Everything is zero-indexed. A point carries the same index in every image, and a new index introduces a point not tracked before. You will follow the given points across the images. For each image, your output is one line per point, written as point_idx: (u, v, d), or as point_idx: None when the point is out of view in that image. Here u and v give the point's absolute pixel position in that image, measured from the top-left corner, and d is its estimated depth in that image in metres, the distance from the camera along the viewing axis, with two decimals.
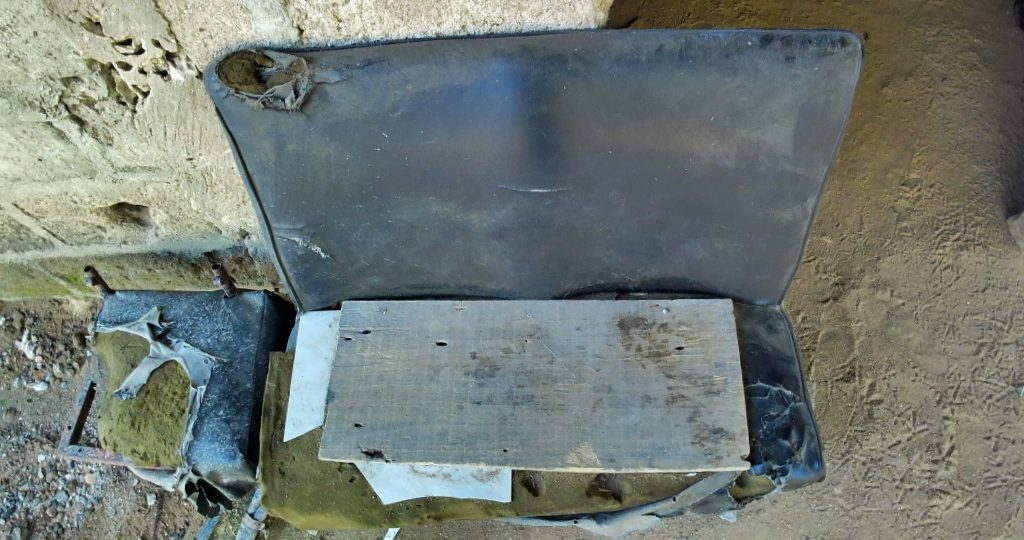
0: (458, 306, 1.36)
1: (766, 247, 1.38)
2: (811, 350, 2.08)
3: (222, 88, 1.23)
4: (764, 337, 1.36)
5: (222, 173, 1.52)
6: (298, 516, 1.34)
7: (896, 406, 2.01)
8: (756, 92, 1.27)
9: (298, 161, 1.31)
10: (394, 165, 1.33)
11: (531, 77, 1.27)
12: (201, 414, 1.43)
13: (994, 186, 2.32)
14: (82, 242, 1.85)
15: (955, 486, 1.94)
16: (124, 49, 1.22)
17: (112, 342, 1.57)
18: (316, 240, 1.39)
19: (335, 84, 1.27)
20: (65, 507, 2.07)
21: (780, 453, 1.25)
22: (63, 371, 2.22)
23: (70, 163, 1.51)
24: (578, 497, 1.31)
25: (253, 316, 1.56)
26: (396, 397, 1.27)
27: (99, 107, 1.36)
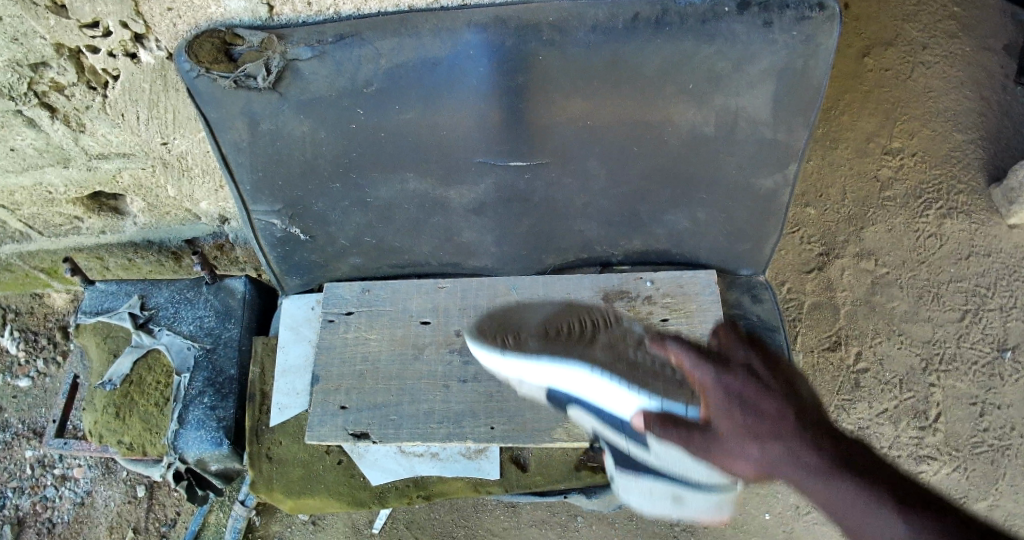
0: (441, 284, 1.35)
1: (746, 216, 1.41)
2: (796, 320, 2.08)
3: (192, 67, 1.18)
4: (747, 308, 1.39)
5: (198, 157, 1.50)
6: (286, 501, 1.33)
7: (882, 374, 2.01)
8: (735, 57, 1.24)
9: (273, 140, 1.29)
10: (372, 141, 1.31)
11: (505, 47, 1.23)
12: (185, 402, 1.41)
13: (977, 153, 2.32)
14: (60, 233, 1.82)
15: (942, 451, 1.95)
16: (92, 32, 1.17)
17: (94, 333, 1.55)
18: (294, 221, 1.40)
19: (307, 60, 1.22)
20: (55, 502, 2.06)
21: None
22: (48, 365, 2.19)
23: (43, 153, 1.46)
24: (566, 472, 1.30)
25: (235, 302, 1.54)
26: (381, 377, 1.26)
27: (69, 93, 1.31)
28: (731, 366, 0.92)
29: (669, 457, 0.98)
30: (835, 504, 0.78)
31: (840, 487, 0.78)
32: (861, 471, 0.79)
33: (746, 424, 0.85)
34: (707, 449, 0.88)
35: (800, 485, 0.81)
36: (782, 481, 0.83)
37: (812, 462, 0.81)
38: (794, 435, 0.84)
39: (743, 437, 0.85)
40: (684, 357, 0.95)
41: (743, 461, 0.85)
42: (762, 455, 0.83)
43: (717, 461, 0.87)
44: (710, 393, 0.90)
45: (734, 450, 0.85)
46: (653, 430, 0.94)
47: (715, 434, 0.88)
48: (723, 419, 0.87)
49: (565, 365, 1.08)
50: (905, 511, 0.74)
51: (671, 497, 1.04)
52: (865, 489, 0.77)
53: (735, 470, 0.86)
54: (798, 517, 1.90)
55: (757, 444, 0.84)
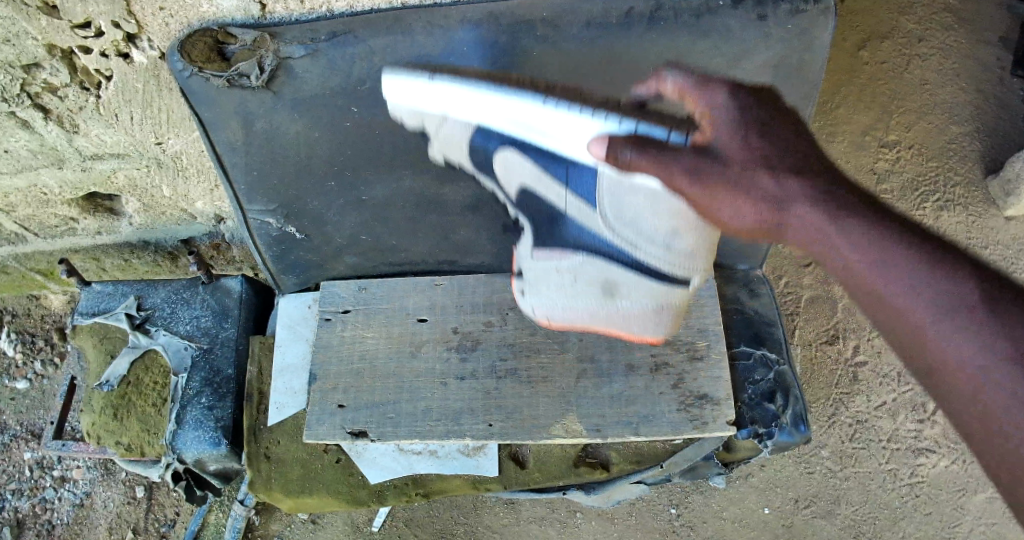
0: (438, 281, 1.35)
1: None
2: (793, 314, 2.01)
3: (185, 67, 1.16)
4: (746, 302, 1.36)
5: (193, 157, 1.49)
6: (285, 500, 1.33)
7: (881, 367, 1.96)
8: (729, 54, 1.25)
9: (268, 141, 1.29)
10: (366, 139, 1.30)
11: (499, 44, 1.23)
12: (183, 402, 1.41)
13: (975, 145, 2.32)
14: (56, 234, 1.81)
15: (941, 443, 1.91)
16: (84, 32, 1.16)
17: (91, 334, 1.54)
18: (290, 220, 1.39)
19: (301, 58, 1.21)
20: (54, 503, 2.06)
21: (765, 417, 1.26)
22: (45, 367, 2.19)
23: (37, 154, 1.46)
24: (565, 469, 1.31)
25: (232, 301, 1.54)
26: (379, 375, 1.26)
27: (62, 94, 1.30)
28: (743, 93, 0.88)
29: (623, 215, 1.06)
30: (851, 247, 0.77)
31: (857, 229, 0.77)
32: (876, 213, 0.79)
33: (760, 154, 0.82)
34: (700, 182, 0.85)
35: (813, 229, 0.79)
36: (788, 223, 0.82)
37: (836, 204, 0.79)
38: (815, 179, 0.81)
39: (755, 168, 0.82)
40: (682, 82, 0.92)
41: (748, 194, 0.82)
42: (778, 189, 0.81)
43: (706, 197, 0.86)
44: (717, 119, 0.86)
45: (743, 181, 0.82)
46: (620, 154, 0.89)
47: (724, 164, 0.83)
48: (730, 148, 0.84)
49: (529, 101, 1.04)
50: (917, 252, 0.77)
51: (603, 282, 1.14)
52: (881, 234, 0.77)
53: (731, 204, 0.84)
54: (798, 510, 1.90)
55: (771, 176, 0.81)
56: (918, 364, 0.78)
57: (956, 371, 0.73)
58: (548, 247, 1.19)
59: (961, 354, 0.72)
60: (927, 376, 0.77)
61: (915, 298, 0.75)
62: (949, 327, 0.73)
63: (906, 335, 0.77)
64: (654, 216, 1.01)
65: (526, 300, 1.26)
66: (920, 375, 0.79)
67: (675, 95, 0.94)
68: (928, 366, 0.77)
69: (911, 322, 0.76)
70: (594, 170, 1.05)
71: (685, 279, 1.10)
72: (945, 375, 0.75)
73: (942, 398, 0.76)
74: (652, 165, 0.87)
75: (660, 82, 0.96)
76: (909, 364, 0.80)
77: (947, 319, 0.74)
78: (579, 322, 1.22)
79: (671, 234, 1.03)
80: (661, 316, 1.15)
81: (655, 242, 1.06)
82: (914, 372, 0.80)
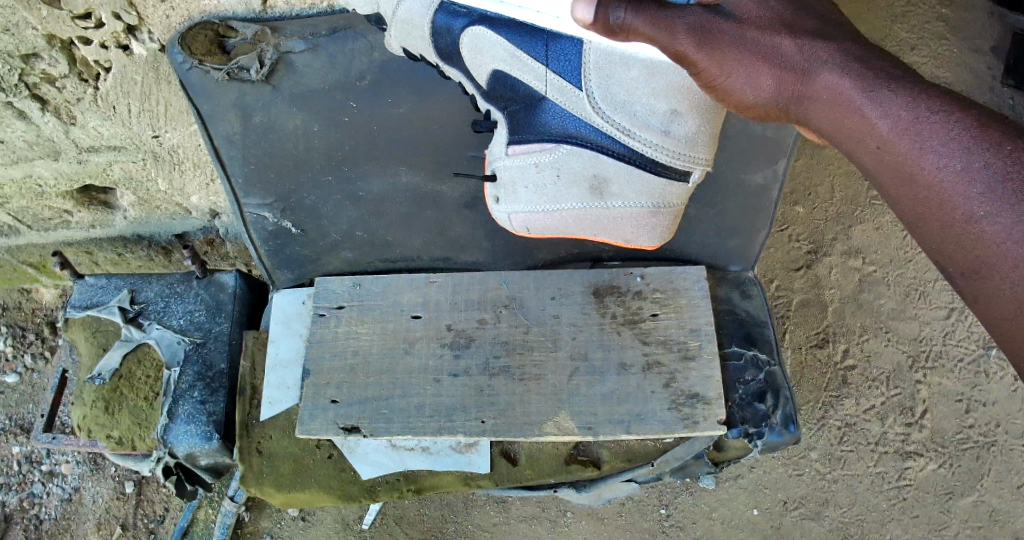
0: (432, 279, 1.35)
1: (738, 211, 1.43)
2: (785, 318, 2.01)
3: (185, 59, 1.25)
4: (738, 303, 1.37)
5: (190, 151, 1.49)
6: (276, 495, 1.33)
7: (869, 371, 1.97)
8: None
9: (264, 133, 1.33)
10: (362, 134, 1.35)
11: None
12: (175, 396, 1.41)
13: None
14: (49, 227, 1.81)
15: (929, 447, 1.92)
16: (84, 23, 1.18)
17: (82, 327, 1.54)
18: (286, 215, 1.38)
19: (300, 52, 1.32)
20: (42, 498, 2.05)
21: (755, 416, 1.27)
22: (35, 361, 2.17)
23: (32, 145, 1.45)
24: (556, 466, 1.31)
25: (226, 296, 1.54)
26: (372, 372, 1.27)
27: (60, 85, 1.30)
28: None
29: (613, 96, 0.97)
30: (878, 114, 0.75)
31: (881, 96, 0.75)
32: (907, 81, 0.75)
33: (782, 21, 0.82)
34: (712, 43, 0.80)
35: (834, 97, 0.78)
36: (810, 91, 0.80)
37: (868, 77, 0.76)
38: (840, 50, 0.79)
39: (772, 33, 0.81)
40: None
41: (765, 57, 0.80)
42: (800, 54, 0.80)
43: (718, 66, 0.81)
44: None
45: (759, 43, 0.80)
46: (612, 13, 0.80)
47: (741, 25, 0.81)
48: (748, 12, 0.81)
49: None
50: (957, 118, 0.71)
51: (590, 178, 1.03)
52: (909, 99, 0.73)
53: (744, 70, 0.81)
54: (786, 512, 1.91)
55: (790, 41, 0.80)
56: (946, 252, 0.72)
57: (994, 248, 0.67)
58: (525, 138, 1.09)
59: (999, 227, 0.66)
60: (963, 272, 0.71)
61: (948, 164, 0.70)
62: (986, 196, 0.67)
63: (937, 216, 0.71)
64: (650, 92, 0.95)
65: (500, 207, 1.19)
66: (954, 269, 0.72)
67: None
68: (959, 251, 0.71)
69: (944, 197, 0.70)
70: (578, 41, 0.98)
71: (685, 174, 1.00)
72: (984, 257, 0.68)
73: (976, 290, 0.70)
74: (653, 26, 0.80)
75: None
76: (942, 261, 0.74)
77: (985, 185, 0.67)
78: (561, 227, 1.14)
79: (668, 114, 0.95)
80: (656, 220, 1.05)
81: (652, 126, 0.96)
82: (947, 269, 0.73)
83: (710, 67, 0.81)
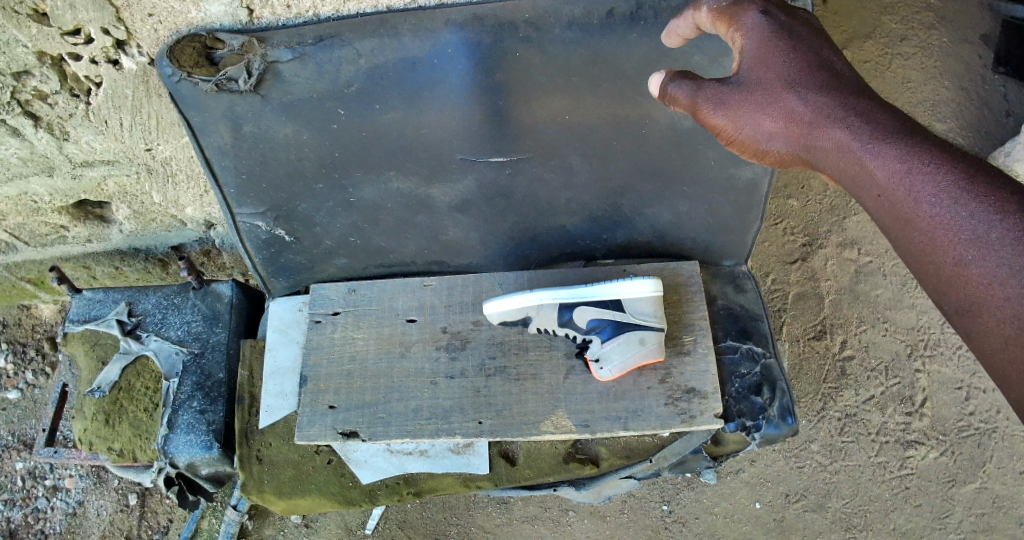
0: (427, 282, 1.36)
1: (729, 207, 1.39)
2: (781, 311, 2.01)
3: (174, 72, 1.20)
4: (732, 297, 1.38)
5: (182, 162, 1.50)
6: (277, 502, 1.33)
7: (868, 361, 1.96)
8: (710, 51, 1.26)
9: (256, 143, 1.31)
10: (353, 142, 1.32)
11: (483, 45, 1.26)
12: (175, 407, 1.42)
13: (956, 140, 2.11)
14: (46, 243, 1.81)
15: (930, 436, 1.92)
16: (74, 39, 1.17)
17: (82, 341, 1.55)
18: (279, 223, 1.40)
19: (287, 62, 1.26)
20: (47, 513, 2.06)
21: (752, 410, 1.28)
22: (36, 377, 2.18)
23: (27, 162, 1.45)
24: (555, 464, 1.32)
25: (222, 306, 1.54)
26: (369, 376, 1.28)
27: (52, 101, 1.30)
28: (774, 15, 0.97)
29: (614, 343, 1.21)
30: (875, 163, 0.84)
31: (878, 147, 0.84)
32: (903, 131, 0.84)
33: (789, 77, 0.91)
34: (726, 102, 0.94)
35: (837, 147, 0.87)
36: (816, 141, 0.90)
37: (869, 130, 0.85)
38: (850, 106, 0.88)
39: (782, 89, 0.91)
40: (714, 10, 1.02)
41: (775, 112, 0.91)
42: (809, 107, 0.89)
43: (734, 119, 0.94)
44: (746, 46, 0.96)
45: (772, 99, 0.91)
46: (667, 88, 1.00)
47: (752, 88, 0.93)
48: (759, 75, 0.93)
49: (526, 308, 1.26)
50: (948, 168, 0.79)
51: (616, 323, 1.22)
52: (903, 151, 0.82)
53: (755, 123, 0.93)
54: (789, 505, 1.91)
55: (798, 96, 0.90)
56: (942, 292, 0.80)
57: (984, 295, 0.75)
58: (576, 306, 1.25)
59: (985, 272, 0.74)
60: (958, 311, 0.78)
61: (940, 212, 0.78)
62: (972, 244, 0.75)
63: (930, 260, 0.79)
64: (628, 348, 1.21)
65: (604, 367, 1.21)
66: (950, 308, 0.79)
67: (709, 24, 1.04)
68: (954, 294, 0.78)
69: (937, 244, 0.78)
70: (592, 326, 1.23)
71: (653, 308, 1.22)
72: (973, 300, 0.76)
73: (968, 330, 0.78)
74: (689, 98, 0.96)
75: (696, 13, 1.06)
76: (941, 300, 0.81)
77: (971, 235, 0.76)
78: (655, 351, 1.20)
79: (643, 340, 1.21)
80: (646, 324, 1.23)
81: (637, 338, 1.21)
82: (944, 307, 0.81)
83: (725, 123, 0.94)
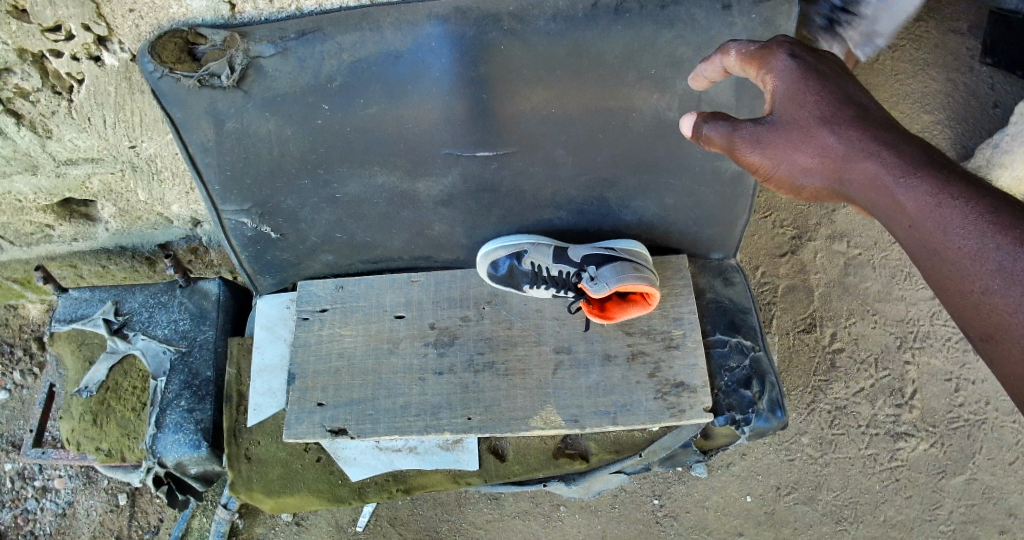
0: (414, 278, 1.35)
1: (716, 200, 1.38)
2: (771, 304, 2.00)
3: (156, 68, 1.20)
4: (720, 291, 1.37)
5: (167, 160, 1.47)
6: (267, 500, 1.33)
7: (859, 353, 1.96)
8: (694, 43, 1.27)
9: (240, 138, 1.30)
10: (336, 137, 1.31)
11: (467, 38, 1.26)
12: (162, 406, 1.41)
13: (944, 133, 2.10)
14: (32, 242, 1.80)
15: (920, 428, 1.92)
16: (54, 36, 1.14)
17: (68, 340, 1.53)
18: (265, 220, 1.38)
19: (269, 57, 1.26)
20: (37, 514, 2.05)
21: (742, 403, 1.28)
22: (24, 377, 2.16)
23: (9, 161, 1.42)
24: (544, 460, 1.32)
25: (209, 304, 1.53)
26: (356, 373, 1.27)
27: (34, 99, 1.27)
28: (801, 55, 0.95)
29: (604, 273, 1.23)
30: (906, 197, 0.82)
31: (910, 181, 0.82)
32: (932, 164, 0.83)
33: (823, 115, 0.88)
34: (762, 142, 0.91)
35: (870, 182, 0.85)
36: (851, 178, 0.87)
37: (902, 165, 0.83)
38: (882, 140, 0.86)
39: (817, 126, 0.88)
40: (743, 53, 0.99)
41: (811, 150, 0.88)
42: (843, 143, 0.87)
43: (769, 157, 0.91)
44: (777, 87, 0.93)
45: (808, 136, 0.88)
46: (702, 130, 0.98)
47: (786, 126, 0.90)
48: (793, 113, 0.90)
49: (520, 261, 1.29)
50: (975, 202, 0.78)
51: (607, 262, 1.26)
52: (934, 185, 0.81)
53: (791, 161, 0.90)
54: (780, 497, 1.92)
55: (833, 133, 0.87)
56: (967, 319, 0.79)
57: (1011, 326, 0.74)
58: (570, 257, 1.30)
59: (1010, 302, 0.73)
60: (983, 341, 0.77)
61: (967, 244, 0.77)
62: (999, 275, 0.74)
63: (956, 289, 0.79)
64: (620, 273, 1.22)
65: (598, 282, 1.22)
66: (975, 336, 0.78)
67: (737, 67, 1.02)
68: (980, 322, 0.77)
69: (963, 274, 0.77)
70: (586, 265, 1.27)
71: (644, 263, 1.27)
72: (1001, 328, 0.75)
73: (993, 357, 0.77)
74: (725, 139, 0.94)
75: (723, 56, 1.03)
76: (966, 327, 0.80)
77: (999, 266, 0.75)
78: (650, 275, 1.22)
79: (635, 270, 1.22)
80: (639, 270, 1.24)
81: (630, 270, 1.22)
82: (970, 335, 0.80)
83: (762, 161, 0.92)
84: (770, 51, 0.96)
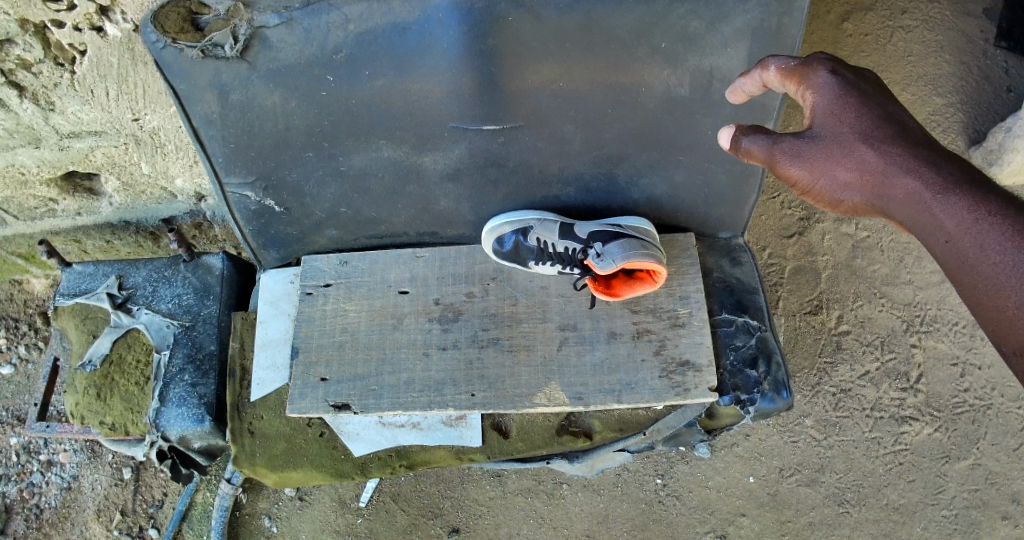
0: (419, 254, 1.34)
1: (726, 179, 1.36)
2: (777, 285, 1.98)
3: (158, 38, 1.18)
4: (728, 270, 1.36)
5: (171, 133, 1.45)
6: (270, 475, 1.33)
7: (864, 336, 1.95)
8: (706, 17, 1.25)
9: (244, 110, 1.29)
10: (341, 110, 1.30)
11: (475, 10, 1.24)
12: (166, 380, 1.41)
13: (956, 117, 2.07)
14: (36, 216, 1.79)
15: (924, 412, 1.92)
16: (56, 6, 1.11)
17: (72, 315, 1.52)
18: (269, 193, 1.37)
19: (274, 27, 1.24)
20: (42, 487, 2.06)
21: (747, 383, 1.27)
22: (29, 351, 2.17)
23: (12, 133, 1.41)
24: (548, 437, 1.32)
25: (213, 278, 1.52)
26: (361, 348, 1.27)
27: (36, 71, 1.25)
28: (841, 71, 0.94)
29: (611, 248, 1.22)
30: (945, 213, 0.82)
31: (949, 198, 0.82)
32: (967, 180, 0.83)
33: (862, 130, 0.87)
34: (801, 156, 0.89)
35: (909, 198, 0.84)
36: (890, 194, 0.86)
37: (940, 181, 0.83)
38: (920, 156, 0.85)
39: (856, 140, 0.87)
40: (783, 68, 0.98)
41: (851, 164, 0.87)
42: (884, 159, 0.86)
43: (808, 172, 0.89)
44: (817, 102, 0.92)
45: (847, 151, 0.87)
46: (740, 143, 0.95)
47: (826, 140, 0.88)
48: (832, 127, 0.89)
49: (527, 236, 1.28)
50: (1012, 219, 0.79)
51: (614, 235, 1.25)
52: (971, 201, 0.81)
53: (829, 175, 0.88)
54: (783, 479, 1.92)
55: (872, 148, 0.86)
56: (999, 334, 0.80)
57: None
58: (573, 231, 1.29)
59: None
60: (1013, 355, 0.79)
61: (1003, 260, 0.78)
62: None
63: (991, 304, 0.80)
64: (628, 246, 1.21)
65: (605, 259, 1.21)
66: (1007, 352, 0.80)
67: (777, 82, 1.00)
68: (1013, 335, 0.79)
69: (998, 290, 0.79)
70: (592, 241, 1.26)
71: (648, 236, 1.27)
72: None
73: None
74: (765, 151, 0.92)
75: (763, 70, 1.01)
76: (995, 340, 0.81)
77: None
78: (657, 252, 1.21)
79: (642, 244, 1.21)
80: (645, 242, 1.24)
81: (637, 243, 1.22)
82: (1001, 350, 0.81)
83: (801, 176, 0.90)
84: (812, 66, 0.94)
